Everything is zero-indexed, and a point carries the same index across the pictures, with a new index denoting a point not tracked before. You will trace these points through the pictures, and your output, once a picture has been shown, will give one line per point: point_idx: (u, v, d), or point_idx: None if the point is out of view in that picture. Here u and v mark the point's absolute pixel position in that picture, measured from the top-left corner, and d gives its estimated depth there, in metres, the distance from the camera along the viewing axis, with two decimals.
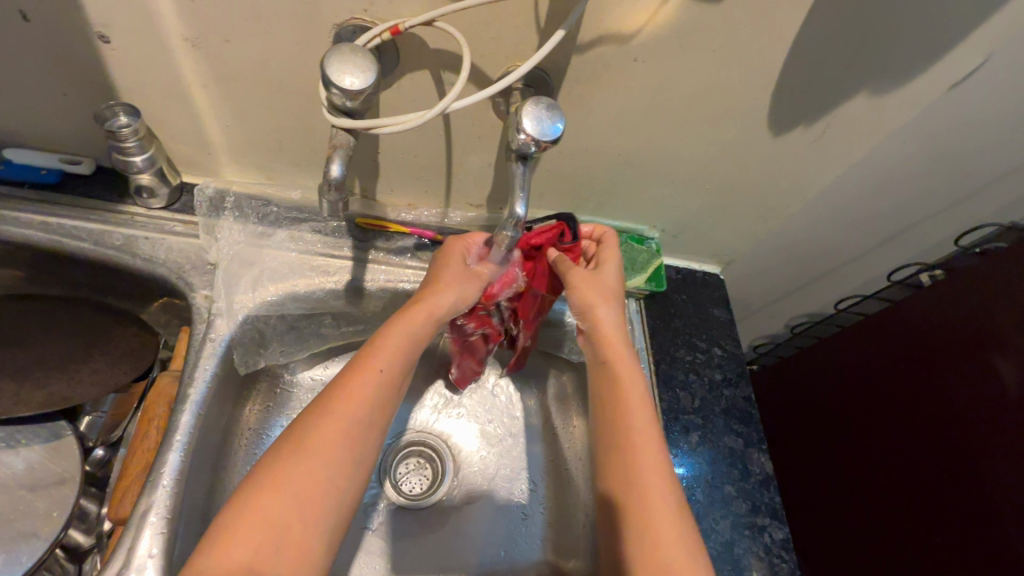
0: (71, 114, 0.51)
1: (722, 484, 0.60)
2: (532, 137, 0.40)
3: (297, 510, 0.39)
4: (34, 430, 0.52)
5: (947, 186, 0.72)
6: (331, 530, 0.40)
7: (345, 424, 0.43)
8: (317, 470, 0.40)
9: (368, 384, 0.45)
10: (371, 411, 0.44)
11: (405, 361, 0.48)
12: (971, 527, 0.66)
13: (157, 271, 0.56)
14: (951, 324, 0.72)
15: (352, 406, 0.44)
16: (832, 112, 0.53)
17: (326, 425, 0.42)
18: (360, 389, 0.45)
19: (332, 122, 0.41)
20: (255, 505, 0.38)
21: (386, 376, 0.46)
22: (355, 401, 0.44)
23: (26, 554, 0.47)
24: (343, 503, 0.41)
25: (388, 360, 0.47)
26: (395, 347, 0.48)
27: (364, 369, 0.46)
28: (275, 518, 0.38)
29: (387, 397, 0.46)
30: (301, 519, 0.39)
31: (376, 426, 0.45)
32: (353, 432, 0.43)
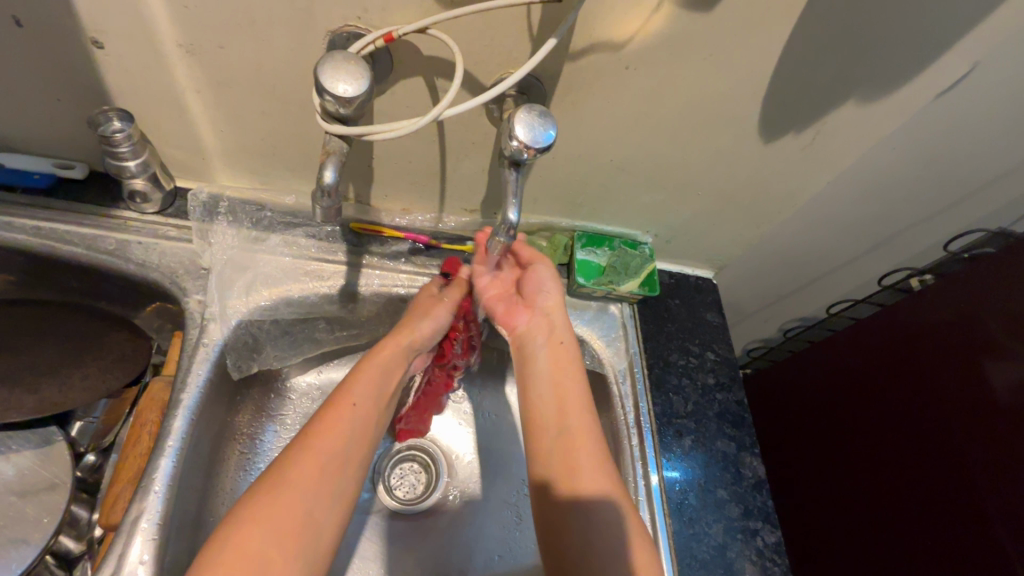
0: (64, 119, 0.51)
1: (715, 487, 0.60)
2: (524, 144, 0.40)
3: (284, 540, 0.39)
4: (24, 437, 0.52)
5: (937, 193, 0.73)
6: (315, 556, 0.40)
7: (324, 456, 0.43)
8: (299, 498, 0.41)
9: (342, 417, 0.46)
10: (346, 441, 0.45)
11: (378, 395, 0.49)
12: (959, 532, 0.67)
13: (150, 275, 0.56)
14: (938, 329, 0.73)
15: (329, 438, 0.44)
16: (822, 119, 0.54)
17: (311, 450, 0.43)
18: (343, 419, 0.46)
19: (325, 128, 0.41)
20: (235, 537, 0.38)
21: (360, 408, 0.47)
22: (333, 431, 0.45)
23: (16, 560, 0.47)
24: (325, 532, 0.41)
25: (361, 395, 0.48)
26: (367, 380, 0.50)
27: (339, 402, 0.47)
28: (252, 552, 0.37)
29: (365, 428, 0.47)
30: (281, 547, 0.38)
31: (354, 457, 0.45)
32: (334, 461, 0.44)
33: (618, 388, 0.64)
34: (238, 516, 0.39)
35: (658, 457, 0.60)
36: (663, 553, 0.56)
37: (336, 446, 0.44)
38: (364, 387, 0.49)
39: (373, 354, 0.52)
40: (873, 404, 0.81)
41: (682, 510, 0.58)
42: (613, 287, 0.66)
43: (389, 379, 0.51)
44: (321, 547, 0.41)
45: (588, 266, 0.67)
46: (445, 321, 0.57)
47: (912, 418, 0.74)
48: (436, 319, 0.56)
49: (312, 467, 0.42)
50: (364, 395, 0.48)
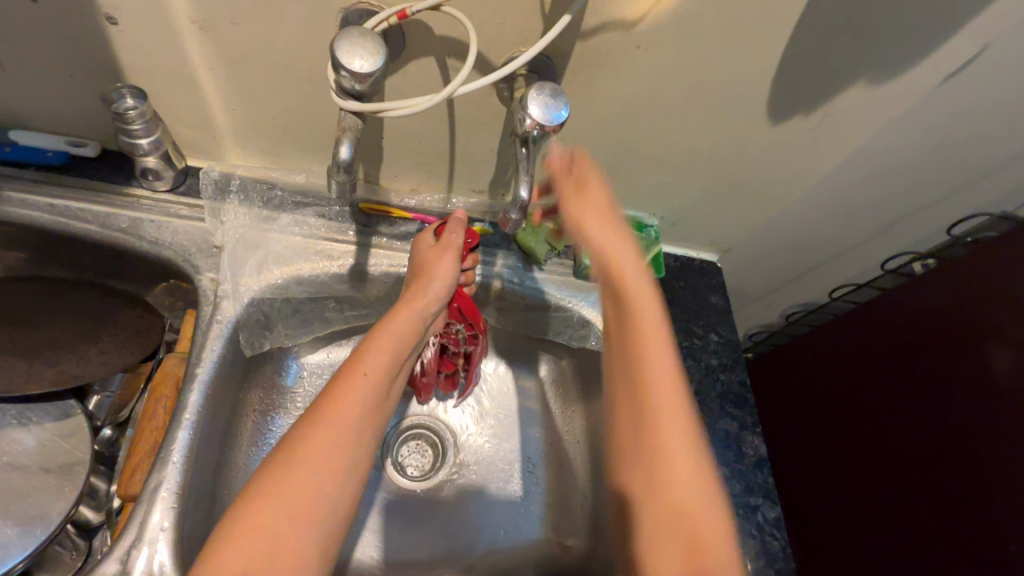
0: (76, 95, 0.51)
1: (717, 465, 0.61)
2: (537, 121, 0.42)
3: (296, 515, 0.40)
4: (44, 409, 0.53)
5: (943, 177, 0.74)
6: (326, 532, 0.41)
7: (338, 433, 0.44)
8: (314, 473, 0.41)
9: (355, 389, 0.46)
10: (360, 416, 0.45)
11: (391, 361, 0.49)
12: (955, 513, 0.69)
13: (163, 254, 0.56)
14: (940, 312, 0.74)
15: (341, 417, 0.44)
16: (829, 102, 0.54)
17: (325, 426, 0.44)
18: (355, 393, 0.46)
19: (340, 105, 0.41)
20: (250, 510, 0.39)
21: (370, 381, 0.47)
22: (352, 403, 0.45)
23: (41, 527, 0.47)
24: (337, 508, 0.42)
25: (374, 364, 0.48)
26: (381, 347, 0.49)
27: (353, 374, 0.47)
28: (265, 524, 0.39)
29: (377, 398, 0.47)
30: (293, 525, 0.40)
31: (366, 430, 0.46)
32: (348, 434, 0.44)
33: None
34: (254, 491, 0.40)
35: None
36: None
37: (351, 420, 0.45)
38: (378, 357, 0.49)
39: (387, 323, 0.51)
40: (874, 387, 0.82)
41: None
42: None
43: (404, 344, 0.51)
44: (334, 520, 0.42)
45: None
46: (452, 273, 0.56)
47: (913, 400, 0.75)
48: (444, 276, 0.55)
49: (325, 443, 0.43)
50: (377, 366, 0.48)
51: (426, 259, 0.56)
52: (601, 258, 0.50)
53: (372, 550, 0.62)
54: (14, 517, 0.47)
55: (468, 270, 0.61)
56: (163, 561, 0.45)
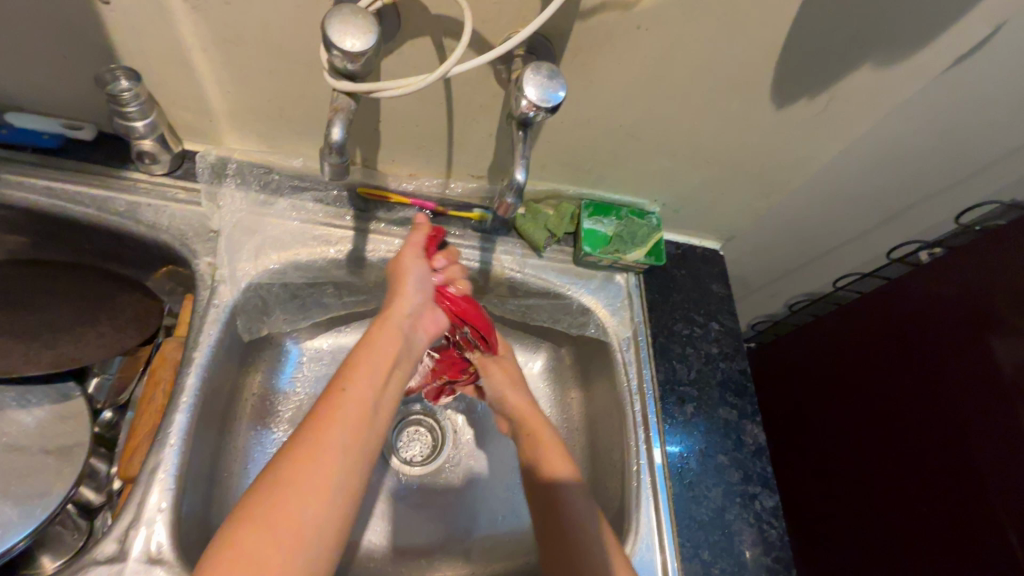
0: (70, 77, 0.50)
1: (716, 453, 0.61)
2: (533, 103, 0.41)
3: (279, 545, 0.36)
4: (43, 391, 0.53)
5: (953, 165, 0.72)
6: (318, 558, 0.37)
7: (324, 448, 0.40)
8: (295, 497, 0.38)
9: (338, 405, 0.42)
10: (344, 435, 0.41)
11: (376, 373, 0.46)
12: (956, 503, 0.68)
13: (161, 237, 0.56)
14: (946, 301, 0.73)
15: (325, 434, 0.41)
16: (835, 84, 0.53)
17: (304, 449, 0.40)
18: (337, 409, 0.42)
19: (332, 85, 0.41)
20: (233, 540, 0.36)
21: (350, 398, 0.43)
22: (332, 422, 0.41)
23: (41, 507, 0.48)
24: (329, 533, 0.38)
25: (358, 377, 0.45)
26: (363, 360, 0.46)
27: (335, 390, 0.43)
28: (248, 555, 0.35)
29: (366, 411, 0.43)
30: (280, 554, 0.36)
31: (356, 444, 0.42)
32: (332, 456, 0.40)
33: (622, 355, 0.65)
34: (234, 522, 0.37)
35: (661, 426, 0.61)
36: (663, 515, 0.57)
37: (333, 438, 0.41)
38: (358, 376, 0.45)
39: (368, 340, 0.48)
40: (878, 378, 0.81)
41: (682, 475, 0.59)
42: (620, 256, 0.65)
43: (383, 358, 0.47)
44: (322, 548, 0.38)
45: (596, 234, 0.66)
46: (422, 275, 0.53)
47: (915, 389, 0.75)
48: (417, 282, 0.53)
49: (304, 467, 0.39)
50: (356, 383, 0.44)
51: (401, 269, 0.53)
52: (500, 406, 0.64)
53: (372, 534, 0.62)
54: (14, 496, 0.48)
55: (444, 269, 0.58)
56: (161, 542, 0.45)
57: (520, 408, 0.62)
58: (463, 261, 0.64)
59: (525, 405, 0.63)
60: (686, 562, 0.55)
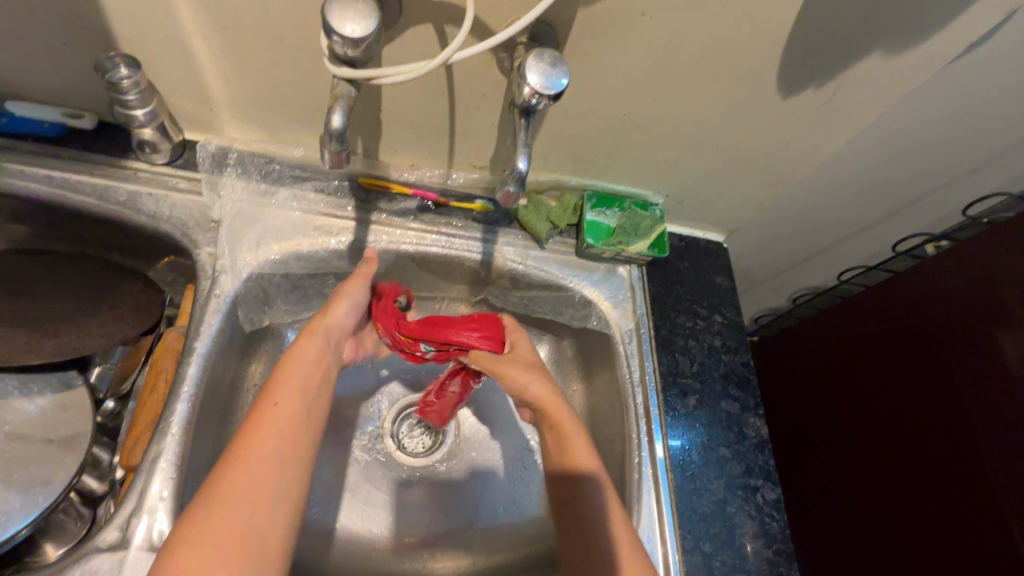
0: (70, 65, 0.50)
1: (717, 446, 0.61)
2: (536, 90, 0.40)
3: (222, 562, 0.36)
4: (46, 380, 0.53)
5: (960, 157, 0.71)
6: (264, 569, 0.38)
7: (257, 463, 0.41)
8: (240, 505, 0.39)
9: (266, 420, 0.43)
10: (279, 443, 0.43)
11: (304, 385, 0.47)
12: (959, 497, 0.68)
13: (162, 227, 0.56)
14: (951, 295, 0.72)
15: (257, 450, 0.42)
16: (842, 74, 0.52)
17: (236, 467, 0.41)
18: (267, 424, 0.43)
19: (332, 71, 0.40)
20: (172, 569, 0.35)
21: (282, 409, 0.45)
22: (263, 438, 0.42)
23: (43, 494, 0.48)
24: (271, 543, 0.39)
25: (285, 392, 0.46)
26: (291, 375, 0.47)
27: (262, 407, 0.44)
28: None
29: (297, 423, 0.45)
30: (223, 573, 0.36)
31: (291, 455, 0.43)
32: (270, 464, 0.42)
33: (624, 347, 0.65)
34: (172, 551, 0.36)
35: (663, 418, 0.61)
36: (664, 507, 0.57)
37: (270, 447, 0.42)
38: (287, 390, 0.46)
39: (292, 355, 0.49)
40: (882, 372, 0.80)
41: (684, 467, 0.59)
42: (623, 247, 0.65)
43: (312, 371, 0.49)
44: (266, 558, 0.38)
45: (598, 227, 0.65)
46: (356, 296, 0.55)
47: (918, 383, 0.74)
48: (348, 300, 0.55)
49: (244, 476, 0.40)
50: (287, 394, 0.46)
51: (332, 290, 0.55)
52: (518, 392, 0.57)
53: (373, 525, 0.62)
54: (17, 484, 0.48)
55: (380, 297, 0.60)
56: (163, 530, 0.45)
57: (540, 393, 0.56)
58: (465, 252, 0.64)
59: (541, 390, 0.56)
60: (687, 554, 0.55)
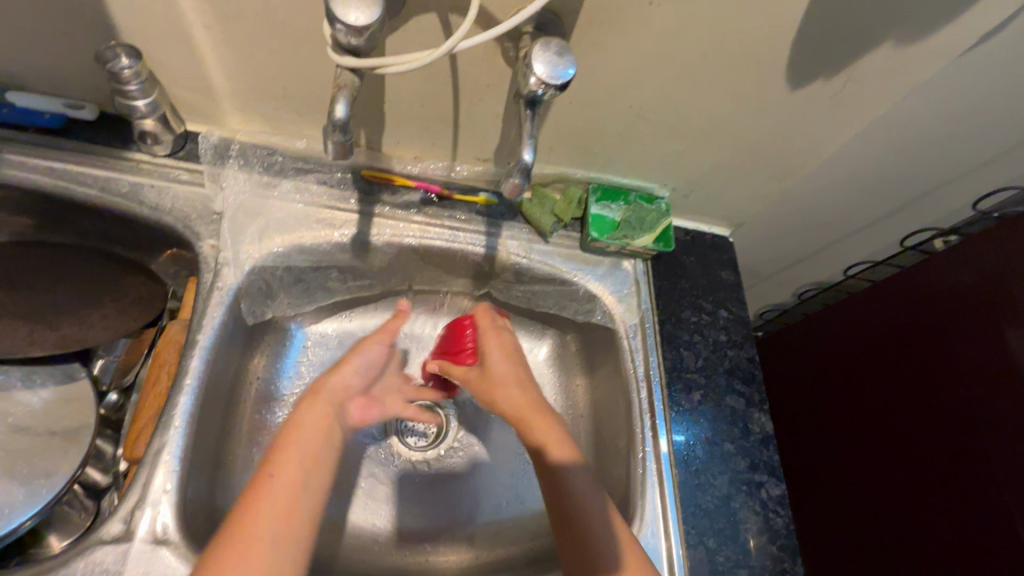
0: (71, 55, 0.50)
1: (722, 441, 0.61)
2: (542, 81, 0.40)
3: None
4: (49, 371, 0.53)
5: (971, 151, 0.70)
6: None
7: (252, 544, 0.38)
8: None
9: (263, 495, 0.41)
10: (272, 524, 0.40)
11: (308, 452, 0.45)
12: (964, 494, 0.67)
13: (164, 219, 0.56)
14: (959, 290, 0.71)
15: (254, 528, 0.39)
16: (853, 65, 0.52)
17: (230, 547, 0.38)
18: (264, 500, 0.41)
19: (336, 61, 0.40)
20: None
21: (278, 486, 0.42)
22: (258, 517, 0.40)
23: (47, 486, 0.48)
24: None
25: (285, 463, 0.43)
26: (293, 442, 0.45)
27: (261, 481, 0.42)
28: None
29: (295, 498, 0.42)
30: None
31: (288, 534, 0.40)
32: (261, 551, 0.38)
33: (628, 342, 0.64)
34: None
35: (667, 413, 0.61)
36: (668, 502, 0.56)
37: (263, 529, 0.39)
38: (286, 459, 0.43)
39: (296, 418, 0.47)
40: (889, 368, 0.80)
41: (688, 462, 0.59)
42: (627, 242, 0.64)
43: (313, 441, 0.45)
44: None
45: (603, 220, 0.65)
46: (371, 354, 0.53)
47: (925, 379, 0.74)
48: (362, 359, 0.52)
49: (233, 565, 0.37)
50: (284, 468, 0.43)
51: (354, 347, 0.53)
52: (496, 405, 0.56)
53: (376, 518, 0.62)
54: (20, 476, 0.48)
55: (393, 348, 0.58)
56: (167, 523, 0.45)
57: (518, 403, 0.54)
58: (468, 246, 0.63)
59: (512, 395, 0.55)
60: (691, 550, 0.55)
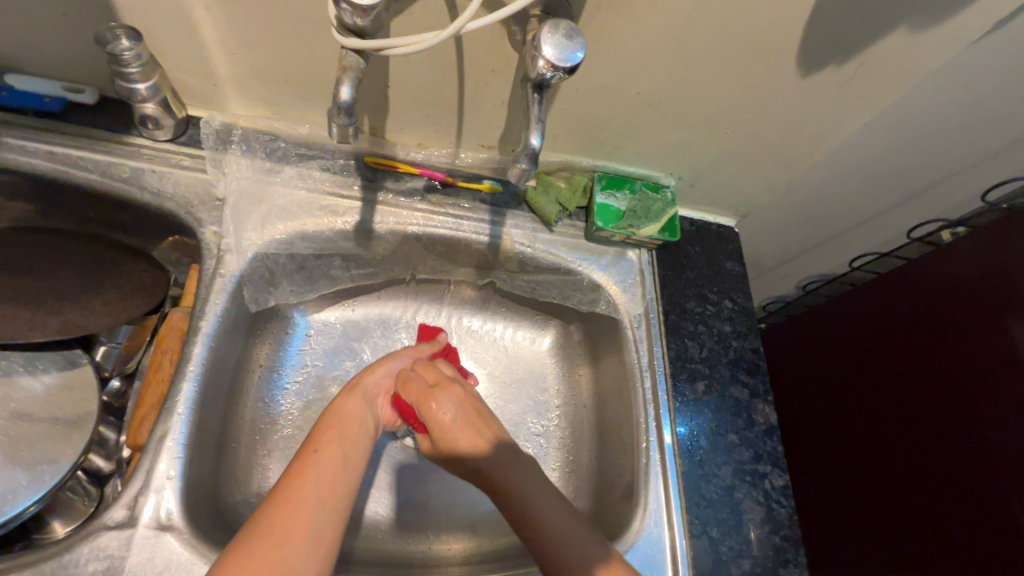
0: (70, 36, 0.49)
1: (726, 432, 0.61)
2: (551, 63, 0.39)
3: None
4: (51, 358, 0.53)
5: (981, 141, 0.69)
6: None
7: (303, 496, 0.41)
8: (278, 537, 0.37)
9: (311, 460, 0.44)
10: (320, 483, 0.42)
11: (347, 433, 0.48)
12: (967, 483, 0.67)
13: (166, 205, 0.55)
14: (966, 281, 0.71)
15: (306, 483, 0.42)
16: (865, 51, 0.51)
17: (283, 498, 0.40)
18: (312, 464, 0.44)
19: (341, 42, 0.39)
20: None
21: (324, 453, 0.45)
22: (308, 475, 0.42)
23: (50, 473, 0.48)
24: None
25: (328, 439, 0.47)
26: (335, 425, 0.49)
27: (309, 450, 0.45)
28: None
29: (340, 464, 0.45)
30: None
31: (334, 493, 0.42)
32: (310, 503, 0.40)
33: (633, 332, 0.64)
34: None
35: (671, 404, 0.60)
36: (672, 492, 0.56)
37: (312, 489, 0.41)
38: (329, 436, 0.47)
39: (336, 408, 0.51)
40: (893, 360, 0.80)
41: (692, 453, 0.59)
42: (633, 231, 0.64)
43: (353, 421, 0.50)
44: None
45: (608, 209, 0.64)
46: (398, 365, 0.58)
47: (928, 370, 0.74)
48: (393, 367, 0.58)
49: (285, 512, 0.39)
50: (330, 440, 0.46)
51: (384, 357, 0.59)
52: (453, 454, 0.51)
53: (380, 505, 0.62)
54: (23, 462, 0.47)
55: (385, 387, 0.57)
56: (171, 509, 0.45)
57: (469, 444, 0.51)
58: (472, 234, 0.63)
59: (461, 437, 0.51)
60: (695, 539, 0.55)
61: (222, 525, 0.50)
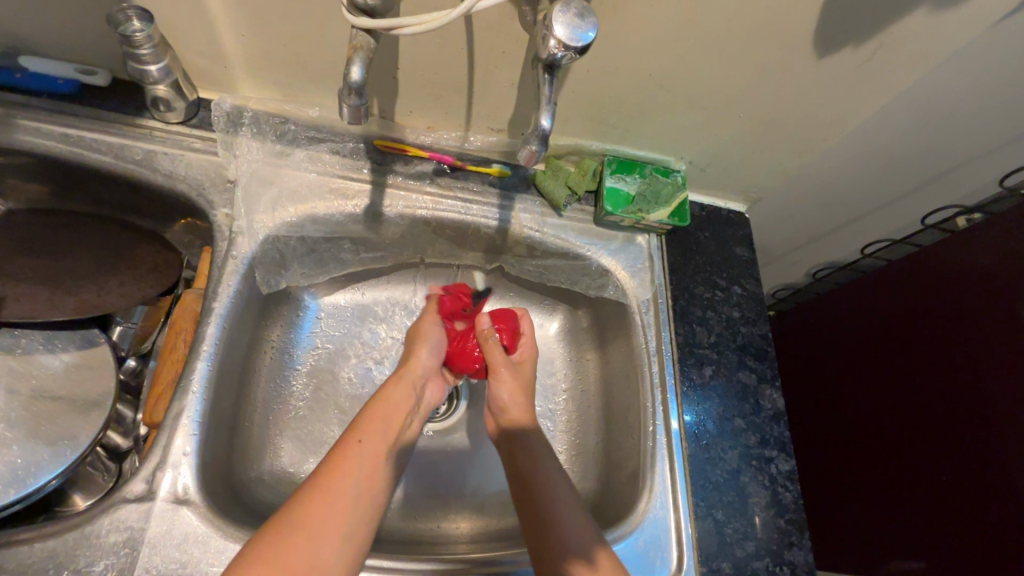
0: (82, 18, 0.49)
1: (733, 416, 0.61)
2: (562, 43, 0.39)
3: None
4: (69, 336, 0.54)
5: (1001, 125, 0.68)
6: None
7: (334, 494, 0.42)
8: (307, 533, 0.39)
9: (349, 454, 0.45)
10: (355, 481, 0.43)
11: (387, 427, 0.49)
12: (976, 474, 0.67)
13: (178, 187, 0.56)
14: (979, 268, 0.70)
15: (340, 477, 0.43)
16: (884, 30, 0.49)
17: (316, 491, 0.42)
18: (350, 456, 0.45)
19: (351, 21, 0.39)
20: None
21: (365, 445, 0.46)
22: (344, 468, 0.44)
23: (71, 448, 0.49)
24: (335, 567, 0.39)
25: (369, 431, 0.48)
26: (377, 418, 0.50)
27: (348, 441, 0.47)
28: None
29: (376, 461, 0.46)
30: None
31: (366, 490, 0.44)
32: (343, 500, 0.42)
33: (640, 317, 0.64)
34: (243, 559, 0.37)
35: (678, 388, 0.61)
36: (677, 473, 0.57)
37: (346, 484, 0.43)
38: (371, 428, 0.48)
39: (383, 396, 0.52)
40: (903, 348, 0.79)
41: (699, 437, 0.59)
42: (642, 216, 0.64)
43: (397, 413, 0.51)
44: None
45: (617, 193, 0.64)
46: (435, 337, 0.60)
47: (935, 360, 0.73)
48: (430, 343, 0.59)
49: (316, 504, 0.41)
50: (370, 433, 0.48)
51: (420, 329, 0.60)
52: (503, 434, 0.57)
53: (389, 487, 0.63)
54: (44, 437, 0.49)
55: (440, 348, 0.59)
56: (187, 484, 0.47)
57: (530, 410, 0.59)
58: (481, 218, 0.63)
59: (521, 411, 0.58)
60: (699, 522, 0.55)
61: (236, 500, 0.51)
